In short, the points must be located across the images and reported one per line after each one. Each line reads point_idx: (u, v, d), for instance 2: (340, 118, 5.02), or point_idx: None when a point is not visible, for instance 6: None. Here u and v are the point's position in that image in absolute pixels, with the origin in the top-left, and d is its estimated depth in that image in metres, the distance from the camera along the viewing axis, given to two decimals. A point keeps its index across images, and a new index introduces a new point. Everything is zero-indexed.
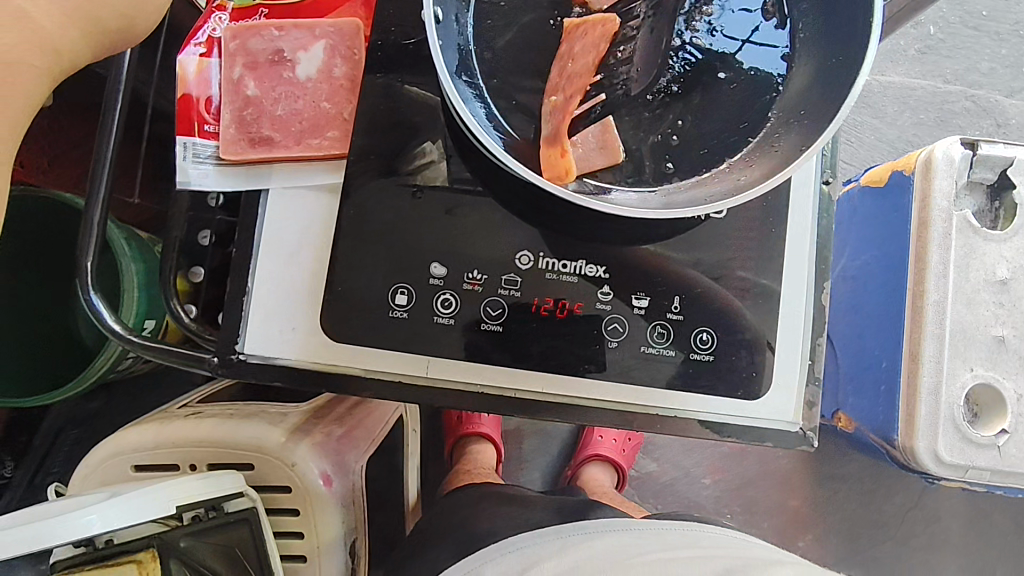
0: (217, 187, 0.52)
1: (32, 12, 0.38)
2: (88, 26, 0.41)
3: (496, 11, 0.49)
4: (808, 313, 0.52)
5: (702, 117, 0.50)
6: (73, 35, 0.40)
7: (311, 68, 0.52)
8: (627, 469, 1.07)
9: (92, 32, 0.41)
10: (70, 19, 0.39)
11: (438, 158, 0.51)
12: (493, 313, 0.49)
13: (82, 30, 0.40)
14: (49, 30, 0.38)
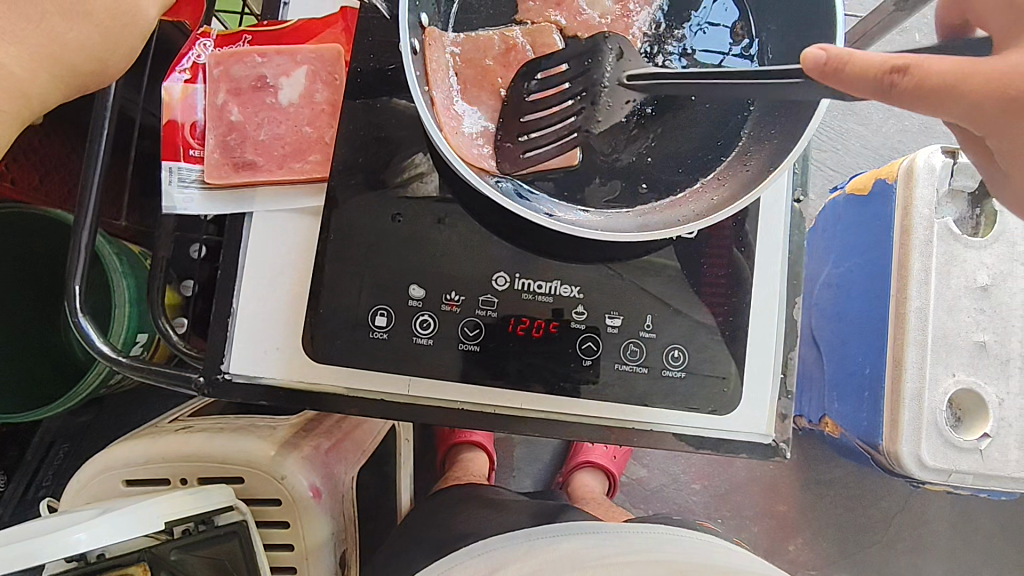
0: (201, 211, 0.53)
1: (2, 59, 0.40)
2: (58, 69, 0.43)
3: (474, 39, 0.50)
4: (780, 328, 0.53)
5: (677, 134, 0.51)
6: (42, 78, 0.42)
7: (293, 93, 0.53)
8: (617, 477, 1.09)
9: (61, 75, 0.43)
10: (40, 63, 0.42)
11: (427, 170, 0.53)
12: (471, 333, 0.50)
13: (52, 75, 0.43)
14: (19, 76, 0.41)
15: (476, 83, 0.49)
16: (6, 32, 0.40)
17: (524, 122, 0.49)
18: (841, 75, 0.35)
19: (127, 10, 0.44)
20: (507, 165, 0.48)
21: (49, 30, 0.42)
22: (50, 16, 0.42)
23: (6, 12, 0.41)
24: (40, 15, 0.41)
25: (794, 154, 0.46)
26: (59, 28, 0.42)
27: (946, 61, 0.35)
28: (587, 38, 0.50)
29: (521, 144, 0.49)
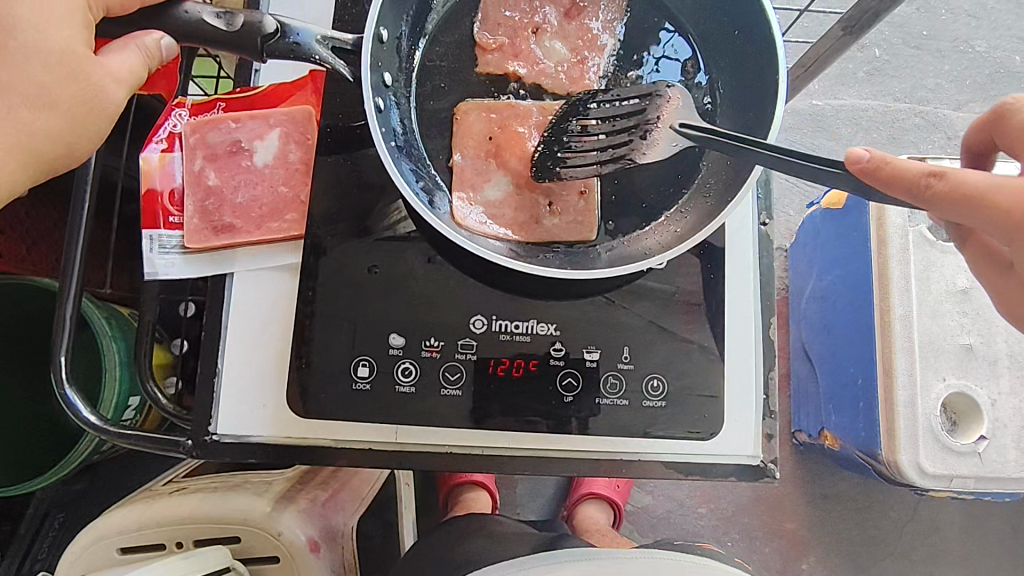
0: (183, 275, 0.54)
1: None
2: (28, 157, 0.44)
3: (436, 91, 0.52)
4: (757, 349, 0.54)
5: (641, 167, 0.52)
6: (12, 166, 0.43)
7: (268, 155, 0.55)
8: (622, 507, 1.08)
9: (31, 163, 0.44)
10: (6, 152, 0.42)
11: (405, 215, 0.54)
12: (452, 378, 0.50)
13: (20, 162, 0.43)
14: None
15: (505, 151, 0.50)
16: None
17: (548, 193, 0.50)
18: (882, 174, 0.40)
19: (91, 97, 0.44)
20: (472, 208, 0.49)
21: (16, 122, 0.42)
22: (16, 106, 0.42)
23: None
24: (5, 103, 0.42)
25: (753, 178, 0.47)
26: (23, 116, 0.43)
27: (991, 174, 0.39)
28: (546, 84, 0.52)
29: (540, 206, 0.50)
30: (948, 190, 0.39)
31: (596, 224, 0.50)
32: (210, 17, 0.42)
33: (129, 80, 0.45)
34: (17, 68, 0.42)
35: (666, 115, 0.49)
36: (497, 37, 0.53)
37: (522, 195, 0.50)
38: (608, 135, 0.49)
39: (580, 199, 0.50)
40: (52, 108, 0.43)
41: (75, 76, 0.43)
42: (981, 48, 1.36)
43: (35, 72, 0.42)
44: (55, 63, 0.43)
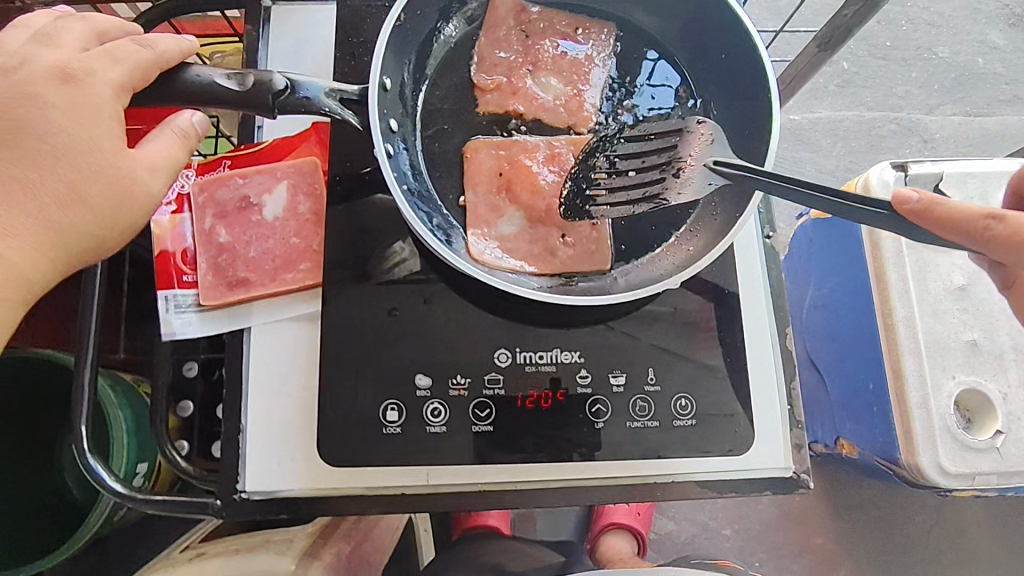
0: (200, 333, 0.54)
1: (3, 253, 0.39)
2: (58, 254, 0.41)
3: (441, 133, 0.53)
4: (777, 360, 0.55)
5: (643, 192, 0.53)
6: (41, 263, 0.40)
7: (277, 208, 0.56)
8: (645, 535, 1.06)
9: (59, 259, 0.41)
10: (35, 249, 0.40)
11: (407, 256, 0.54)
12: (482, 414, 0.50)
13: (49, 258, 0.40)
14: (17, 264, 0.39)
15: (516, 185, 0.51)
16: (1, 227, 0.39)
17: (560, 224, 0.51)
18: (935, 213, 0.43)
19: (124, 187, 0.42)
20: (488, 243, 0.50)
21: (46, 220, 0.40)
22: (46, 205, 0.40)
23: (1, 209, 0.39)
24: (41, 202, 0.40)
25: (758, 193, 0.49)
26: (60, 212, 0.40)
27: None
28: (546, 118, 0.54)
29: (553, 235, 0.51)
30: (1003, 236, 0.42)
31: (609, 252, 0.51)
32: (221, 79, 0.43)
33: (165, 167, 0.44)
34: (53, 168, 0.40)
35: (699, 151, 0.52)
36: (495, 76, 0.54)
37: (536, 228, 0.51)
38: (637, 172, 0.52)
39: (591, 231, 0.51)
40: (90, 200, 0.41)
41: (108, 173, 0.42)
42: (945, 53, 1.41)
43: (69, 170, 0.41)
44: (86, 161, 0.41)
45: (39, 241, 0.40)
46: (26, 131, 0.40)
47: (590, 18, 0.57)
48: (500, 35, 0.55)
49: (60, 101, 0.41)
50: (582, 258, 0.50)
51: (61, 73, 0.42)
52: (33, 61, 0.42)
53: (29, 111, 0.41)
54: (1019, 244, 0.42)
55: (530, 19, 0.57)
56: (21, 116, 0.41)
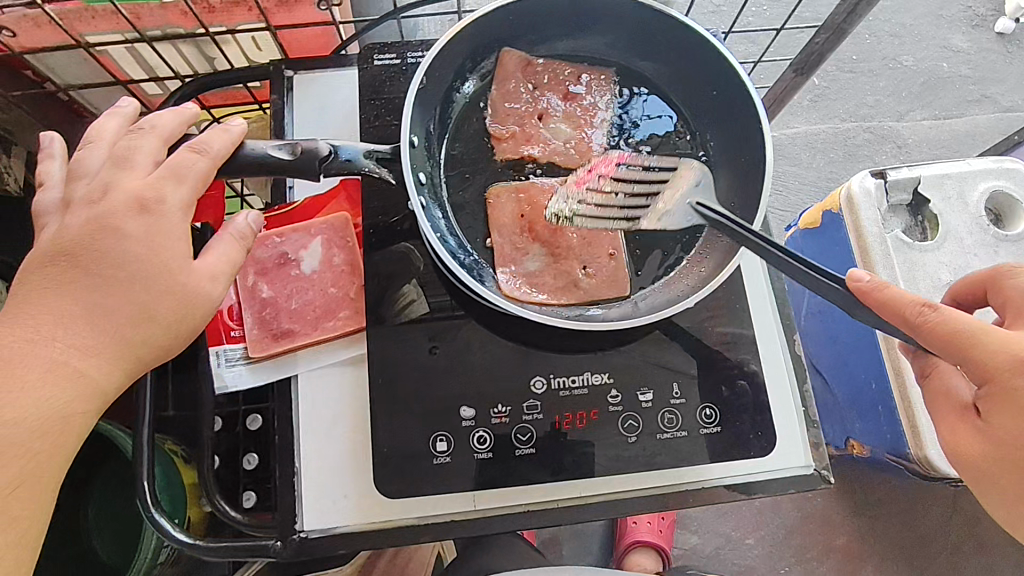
0: (250, 384, 0.57)
1: (84, 370, 0.43)
2: (132, 365, 0.45)
3: (464, 182, 0.58)
4: (789, 366, 0.59)
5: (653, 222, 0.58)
6: (116, 374, 0.44)
7: (314, 262, 0.60)
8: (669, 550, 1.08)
9: (134, 368, 0.45)
10: (112, 365, 0.44)
11: (416, 297, 0.58)
12: (524, 438, 0.54)
13: (123, 370, 0.44)
14: (94, 378, 0.43)
15: (537, 224, 0.56)
16: (82, 345, 0.43)
17: (581, 258, 0.55)
18: (880, 297, 0.46)
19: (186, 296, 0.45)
20: (515, 279, 0.55)
21: (119, 336, 0.44)
22: (120, 324, 0.44)
23: (82, 326, 0.43)
24: (116, 325, 0.44)
25: (757, 219, 0.54)
26: (130, 333, 0.44)
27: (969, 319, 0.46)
28: (559, 160, 0.59)
29: (575, 266, 0.55)
30: (937, 327, 0.45)
31: (627, 279, 0.55)
32: (274, 150, 0.49)
33: (224, 273, 0.48)
34: (126, 292, 0.44)
35: (678, 191, 0.57)
36: (508, 126, 0.59)
37: (560, 262, 0.55)
38: (625, 198, 0.57)
39: (610, 260, 0.55)
40: (158, 318, 0.45)
41: (173, 287, 0.45)
42: (908, 63, 1.49)
43: (137, 289, 0.44)
44: (153, 277, 0.45)
45: (114, 360, 0.44)
46: (105, 257, 0.44)
47: (590, 67, 0.62)
48: (509, 88, 0.60)
49: (135, 230, 0.45)
50: (603, 288, 0.55)
51: (136, 203, 0.45)
52: (115, 188, 0.46)
53: (109, 239, 0.44)
54: (950, 337, 0.45)
55: (535, 71, 0.61)
56: (101, 245, 0.44)
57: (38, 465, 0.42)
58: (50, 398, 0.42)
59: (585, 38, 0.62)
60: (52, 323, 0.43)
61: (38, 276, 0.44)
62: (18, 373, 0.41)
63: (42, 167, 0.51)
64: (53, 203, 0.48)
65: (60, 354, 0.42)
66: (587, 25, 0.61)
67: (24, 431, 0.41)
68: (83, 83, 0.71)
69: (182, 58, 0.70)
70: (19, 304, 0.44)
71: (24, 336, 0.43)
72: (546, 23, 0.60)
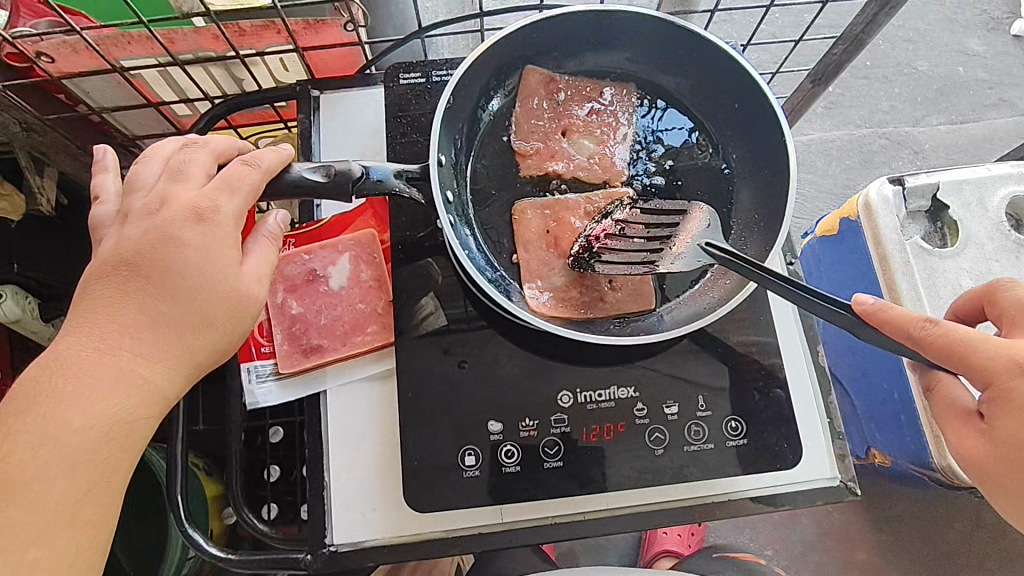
0: (280, 400, 0.59)
1: (149, 374, 0.45)
2: (193, 369, 0.47)
3: (489, 197, 0.58)
4: (813, 378, 0.59)
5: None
6: (178, 378, 0.47)
7: (342, 278, 0.61)
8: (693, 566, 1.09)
9: (193, 372, 0.47)
10: (177, 369, 0.46)
11: (433, 309, 0.59)
12: (552, 451, 0.54)
13: (185, 374, 0.47)
14: (158, 382, 0.45)
15: (561, 240, 0.57)
16: (148, 352, 0.45)
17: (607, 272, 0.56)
18: (885, 317, 0.48)
19: (239, 301, 0.48)
20: (541, 294, 0.55)
21: (182, 342, 0.46)
22: (183, 330, 0.46)
23: (146, 333, 0.45)
24: (175, 332, 0.46)
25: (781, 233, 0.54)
26: (187, 338, 0.47)
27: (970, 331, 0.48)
28: (582, 176, 0.59)
29: (601, 279, 0.56)
30: (937, 338, 0.47)
31: (652, 293, 0.56)
32: (305, 171, 0.51)
33: (269, 277, 0.50)
34: (184, 300, 0.46)
35: (695, 229, 0.55)
36: (532, 142, 0.60)
37: (585, 277, 0.56)
38: (643, 239, 0.55)
39: (635, 273, 0.56)
40: (212, 323, 0.47)
41: (228, 293, 0.48)
42: (923, 68, 1.49)
43: (196, 295, 0.47)
44: (209, 286, 0.47)
45: (173, 364, 0.46)
46: (164, 267, 0.46)
47: (611, 83, 0.63)
48: (532, 105, 0.61)
49: (192, 240, 0.47)
50: (629, 302, 0.55)
51: (192, 213, 0.48)
52: (170, 199, 0.48)
53: (167, 248, 0.47)
54: (949, 347, 0.47)
55: (558, 88, 0.62)
56: (161, 254, 0.46)
57: (108, 467, 0.43)
58: (115, 402, 0.43)
59: (605, 55, 0.63)
60: (116, 331, 0.45)
61: (100, 287, 0.46)
62: (88, 380, 0.43)
63: (96, 181, 0.54)
64: (109, 215, 0.52)
65: (124, 361, 0.44)
66: (607, 42, 0.62)
67: (95, 437, 0.42)
68: (116, 105, 0.73)
69: (210, 80, 0.71)
70: (83, 314, 0.46)
71: (88, 345, 0.44)
72: (568, 40, 0.61)
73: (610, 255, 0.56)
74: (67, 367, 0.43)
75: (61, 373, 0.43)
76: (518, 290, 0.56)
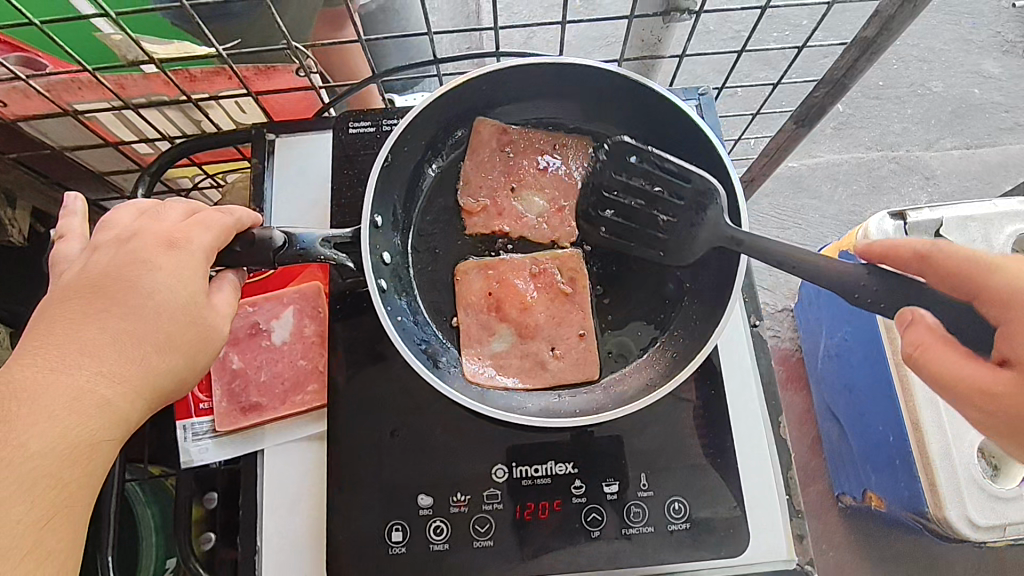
0: (218, 458, 0.56)
1: (111, 396, 0.40)
2: (156, 396, 0.43)
3: (431, 257, 0.57)
4: (772, 453, 0.56)
5: (637, 309, 0.55)
6: (142, 405, 0.42)
7: (285, 333, 0.60)
8: None
9: (157, 401, 0.43)
10: (139, 395, 0.42)
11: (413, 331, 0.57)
12: (482, 529, 0.52)
13: (149, 402, 0.43)
14: (121, 406, 0.41)
15: (503, 303, 0.54)
16: (110, 373, 0.41)
17: (550, 339, 0.54)
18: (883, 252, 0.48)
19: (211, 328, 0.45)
20: (478, 362, 0.53)
21: (149, 366, 0.42)
22: (147, 353, 0.43)
23: (107, 353, 0.41)
24: (136, 356, 0.42)
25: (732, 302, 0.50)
26: (153, 361, 0.43)
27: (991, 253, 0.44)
28: (530, 236, 0.57)
29: (543, 346, 0.54)
30: (946, 257, 0.45)
31: (596, 363, 0.53)
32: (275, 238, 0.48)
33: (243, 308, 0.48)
34: (153, 320, 0.43)
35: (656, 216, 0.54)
36: (481, 199, 0.58)
37: (526, 344, 0.54)
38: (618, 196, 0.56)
39: (580, 341, 0.53)
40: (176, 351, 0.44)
41: (200, 319, 0.45)
42: (937, 89, 1.43)
43: (166, 320, 0.43)
44: (179, 312, 0.44)
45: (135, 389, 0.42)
46: (130, 290, 0.43)
47: (567, 134, 0.60)
48: (483, 158, 0.59)
49: (164, 263, 0.45)
50: (571, 374, 0.53)
51: (165, 240, 0.46)
52: (142, 230, 0.46)
53: (139, 271, 0.44)
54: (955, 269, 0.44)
55: (509, 139, 0.59)
56: (131, 278, 0.44)
57: (70, 494, 0.38)
58: (74, 422, 0.39)
59: (559, 105, 0.60)
60: (74, 352, 0.41)
61: (61, 308, 0.43)
62: (42, 401, 0.38)
63: (61, 224, 0.50)
64: (75, 256, 0.49)
65: (86, 380, 0.40)
66: (559, 93, 0.59)
67: (53, 459, 0.38)
68: (75, 143, 0.72)
69: (169, 121, 0.71)
70: (37, 333, 0.42)
71: (43, 364, 0.40)
72: (519, 91, 0.59)
73: (551, 325, 0.54)
74: (18, 387, 0.38)
75: (14, 390, 0.38)
76: (456, 357, 0.54)
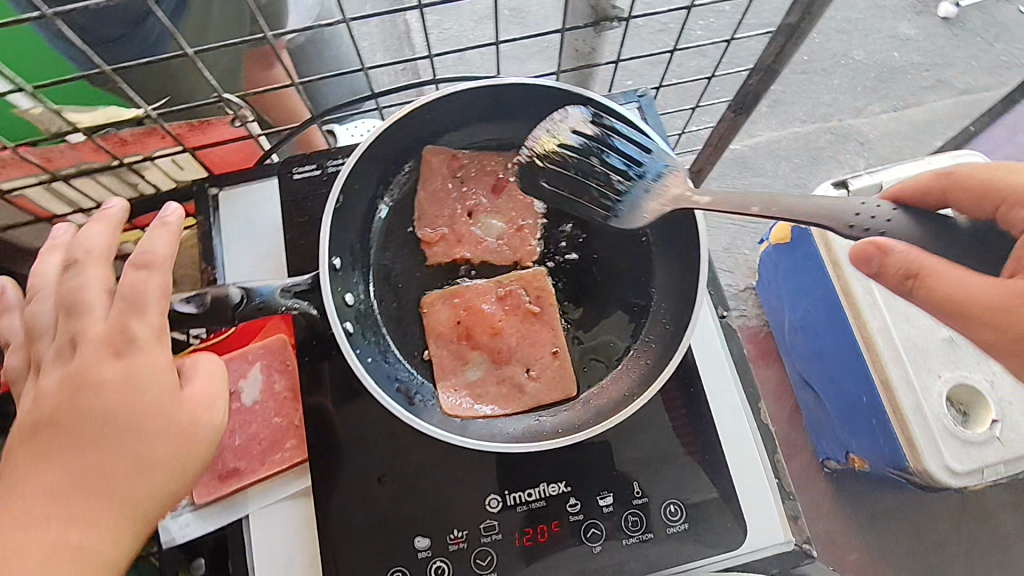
0: (200, 533, 0.54)
1: (87, 541, 0.38)
2: (140, 522, 0.41)
3: (395, 293, 0.56)
4: (757, 439, 0.56)
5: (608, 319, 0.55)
6: (128, 537, 0.40)
7: (254, 391, 0.57)
8: None
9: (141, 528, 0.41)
10: (121, 527, 0.40)
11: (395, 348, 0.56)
12: (484, 563, 0.51)
13: (136, 530, 0.41)
14: (103, 548, 0.39)
15: (473, 331, 0.54)
16: (82, 515, 0.39)
17: (524, 361, 0.53)
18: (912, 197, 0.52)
19: (181, 433, 0.42)
20: (455, 395, 0.52)
21: (125, 496, 0.40)
22: (118, 483, 0.40)
23: (77, 493, 0.39)
24: (126, 474, 0.40)
25: (699, 303, 0.50)
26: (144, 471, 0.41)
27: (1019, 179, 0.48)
28: (492, 259, 0.57)
29: (518, 368, 0.53)
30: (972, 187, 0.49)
31: (573, 379, 0.53)
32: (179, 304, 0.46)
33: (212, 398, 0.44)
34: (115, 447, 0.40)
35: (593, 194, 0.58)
36: (438, 228, 0.57)
37: (501, 368, 0.53)
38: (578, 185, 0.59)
39: (554, 359, 0.53)
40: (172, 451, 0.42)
41: (168, 427, 0.42)
42: (860, 57, 1.49)
43: (129, 442, 0.41)
44: (143, 428, 0.41)
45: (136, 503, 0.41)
46: (95, 407, 0.40)
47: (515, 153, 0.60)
48: (436, 187, 0.58)
49: (113, 378, 0.41)
50: (551, 393, 0.52)
51: (109, 348, 0.41)
52: (80, 340, 0.42)
53: (87, 394, 0.40)
54: (985, 191, 0.49)
55: (461, 165, 0.59)
56: (79, 403, 0.40)
57: None
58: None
59: (504, 124, 0.60)
60: (67, 485, 0.39)
61: (21, 455, 0.40)
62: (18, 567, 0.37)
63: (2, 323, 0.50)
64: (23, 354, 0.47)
65: (63, 530, 0.38)
66: (501, 113, 0.59)
67: None
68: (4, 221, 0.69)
69: (103, 187, 0.68)
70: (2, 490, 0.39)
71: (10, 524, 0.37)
72: (464, 115, 0.59)
73: (525, 347, 0.54)
74: None
75: None
76: (432, 393, 0.53)
